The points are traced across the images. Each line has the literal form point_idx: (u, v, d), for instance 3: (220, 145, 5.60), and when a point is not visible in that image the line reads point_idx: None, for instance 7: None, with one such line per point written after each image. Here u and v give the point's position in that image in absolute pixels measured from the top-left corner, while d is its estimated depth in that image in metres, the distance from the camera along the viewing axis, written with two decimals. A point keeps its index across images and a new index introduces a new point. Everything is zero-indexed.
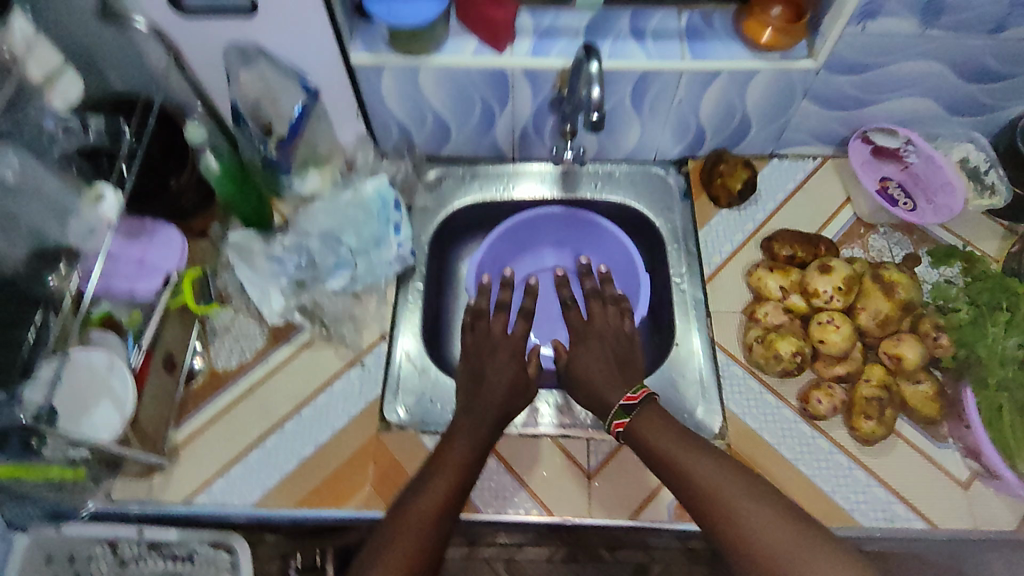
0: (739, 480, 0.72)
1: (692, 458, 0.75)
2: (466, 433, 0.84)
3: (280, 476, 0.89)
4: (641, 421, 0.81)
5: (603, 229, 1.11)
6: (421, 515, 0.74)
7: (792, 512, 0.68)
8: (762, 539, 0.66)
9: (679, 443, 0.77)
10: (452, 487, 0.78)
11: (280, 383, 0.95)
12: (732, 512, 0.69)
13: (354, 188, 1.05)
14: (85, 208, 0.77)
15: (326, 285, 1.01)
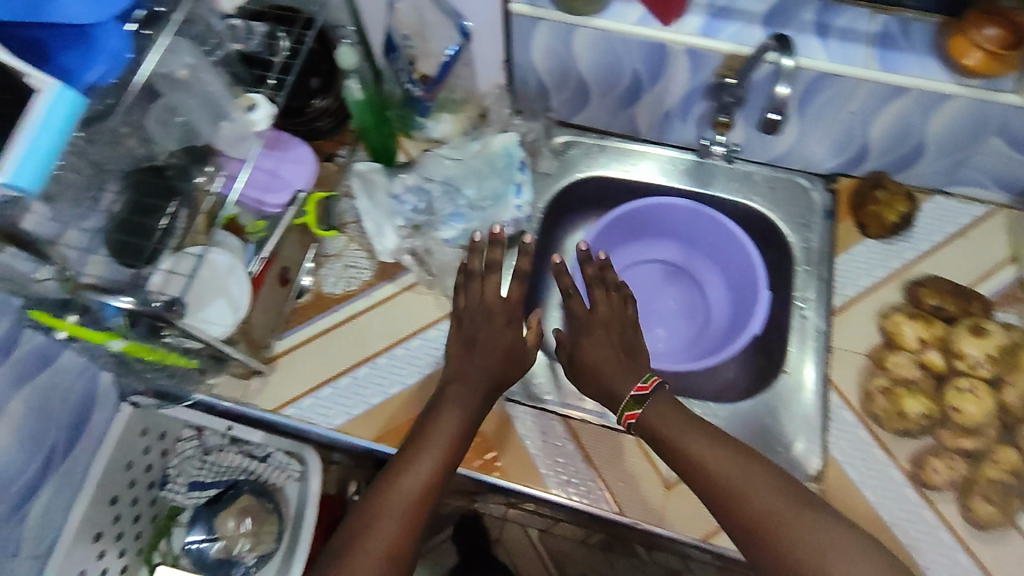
0: (743, 462, 0.69)
1: (693, 439, 0.72)
2: (465, 397, 0.83)
3: (365, 408, 0.90)
4: (644, 412, 0.77)
5: (729, 235, 1.03)
6: (422, 477, 0.74)
7: (799, 498, 0.66)
8: (773, 527, 0.64)
9: (680, 426, 0.74)
10: (449, 452, 0.77)
11: (377, 320, 0.96)
12: (738, 495, 0.67)
13: (483, 140, 1.02)
14: (238, 115, 0.77)
15: (439, 233, 1.01)
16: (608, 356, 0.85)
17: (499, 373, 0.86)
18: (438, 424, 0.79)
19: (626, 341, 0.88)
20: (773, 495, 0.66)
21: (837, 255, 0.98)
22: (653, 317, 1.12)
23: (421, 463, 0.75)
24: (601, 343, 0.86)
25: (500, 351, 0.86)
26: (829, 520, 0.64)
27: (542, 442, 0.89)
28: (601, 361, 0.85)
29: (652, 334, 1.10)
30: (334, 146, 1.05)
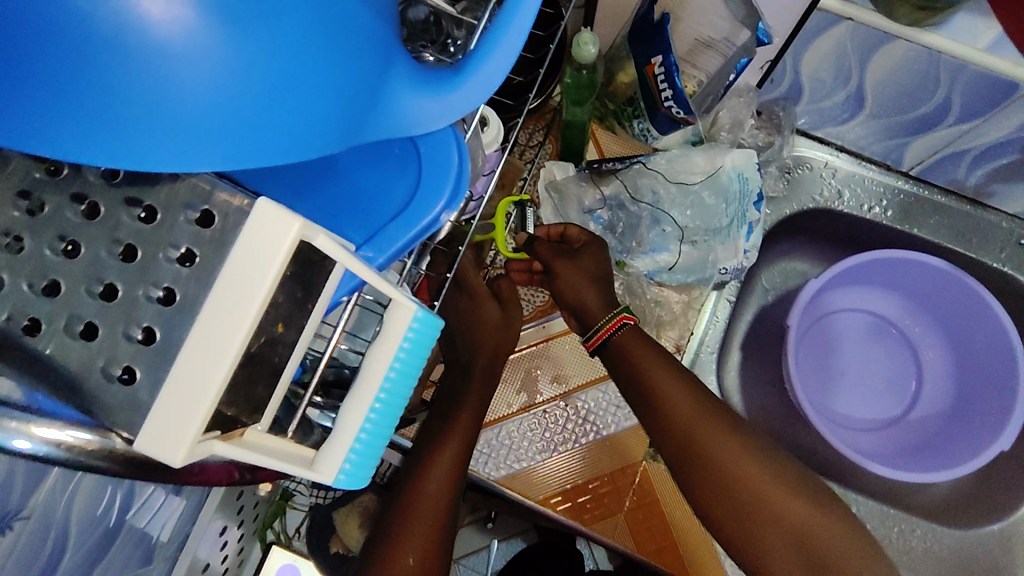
0: (699, 411, 0.67)
1: (671, 387, 0.68)
2: (453, 445, 0.67)
3: (534, 464, 0.80)
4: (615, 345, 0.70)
5: (990, 314, 0.84)
6: (412, 559, 0.61)
7: (746, 442, 0.66)
8: (723, 482, 0.64)
9: (645, 361, 0.69)
10: (437, 525, 0.64)
11: (549, 357, 0.83)
12: (693, 446, 0.65)
13: (712, 150, 0.80)
14: None
15: (637, 265, 0.82)
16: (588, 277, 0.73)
17: (484, 393, 0.72)
18: (420, 493, 0.64)
19: (606, 272, 0.75)
20: (729, 448, 0.65)
21: None
22: (853, 391, 0.93)
23: (406, 547, 0.62)
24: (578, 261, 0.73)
25: (482, 361, 0.74)
26: (776, 467, 0.65)
27: None
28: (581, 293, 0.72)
29: (850, 417, 0.92)
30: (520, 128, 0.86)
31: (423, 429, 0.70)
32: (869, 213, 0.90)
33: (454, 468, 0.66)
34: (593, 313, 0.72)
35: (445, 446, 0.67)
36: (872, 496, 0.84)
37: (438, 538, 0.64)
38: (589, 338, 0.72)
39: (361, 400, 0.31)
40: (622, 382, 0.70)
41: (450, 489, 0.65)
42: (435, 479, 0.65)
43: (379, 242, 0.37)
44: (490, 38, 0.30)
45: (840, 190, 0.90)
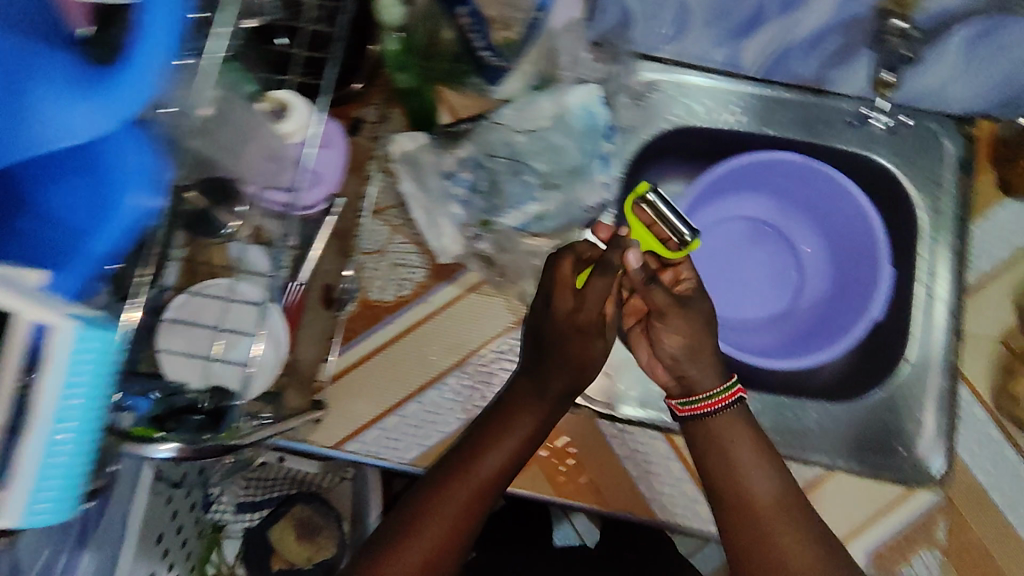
0: (763, 490, 0.71)
1: (759, 472, 0.72)
2: (511, 447, 0.72)
3: (440, 437, 0.80)
4: (728, 411, 0.73)
5: (845, 194, 0.88)
6: (433, 539, 0.68)
7: (784, 484, 0.72)
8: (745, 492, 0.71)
9: (745, 454, 0.72)
10: (468, 513, 0.70)
11: (438, 328, 0.82)
12: (745, 463, 0.72)
13: (558, 92, 0.80)
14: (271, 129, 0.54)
15: (505, 219, 0.82)
16: (694, 347, 0.73)
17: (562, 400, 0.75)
18: (464, 481, 0.71)
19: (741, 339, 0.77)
20: (771, 477, 0.72)
21: (972, 219, 0.85)
22: (741, 296, 0.96)
23: (433, 525, 0.69)
24: (688, 339, 0.73)
25: (573, 374, 0.75)
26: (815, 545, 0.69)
27: (646, 462, 0.81)
28: (689, 368, 0.74)
29: (741, 321, 0.95)
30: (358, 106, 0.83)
31: (485, 418, 0.75)
32: (724, 121, 0.90)
33: (503, 470, 0.72)
34: (692, 381, 0.74)
35: (496, 447, 0.72)
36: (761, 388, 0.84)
37: (463, 526, 0.70)
38: (679, 397, 0.76)
39: (34, 437, 0.36)
40: (692, 444, 0.75)
41: (489, 487, 0.71)
42: (481, 475, 0.71)
43: (81, 259, 0.43)
44: (140, 38, 0.39)
45: (694, 104, 0.89)
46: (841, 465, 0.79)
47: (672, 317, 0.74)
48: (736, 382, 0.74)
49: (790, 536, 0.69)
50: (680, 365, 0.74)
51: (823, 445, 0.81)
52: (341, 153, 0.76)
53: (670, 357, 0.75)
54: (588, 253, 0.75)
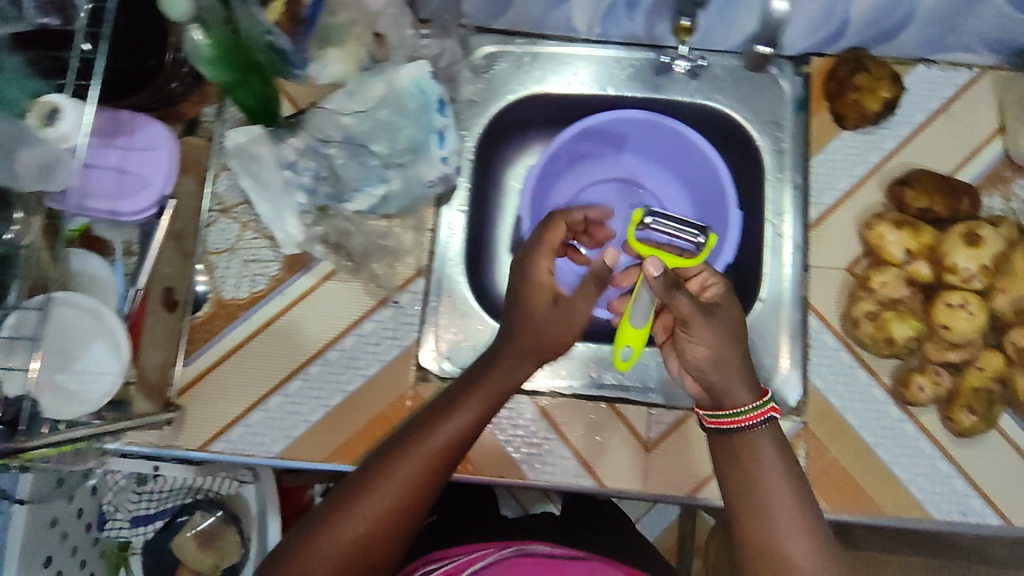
0: (788, 513, 0.66)
1: (779, 489, 0.67)
2: (462, 418, 0.68)
3: (307, 427, 0.81)
4: (750, 432, 0.69)
5: (692, 145, 0.89)
6: (371, 517, 0.63)
7: (794, 471, 0.68)
8: (745, 474, 0.68)
9: (762, 467, 0.68)
10: (415, 493, 0.64)
11: (296, 320, 0.83)
12: (750, 446, 0.69)
13: (387, 72, 0.79)
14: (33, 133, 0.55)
15: (350, 204, 0.82)
16: (721, 357, 0.70)
17: (519, 374, 0.72)
18: (412, 454, 0.65)
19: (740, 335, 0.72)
20: (772, 454, 0.68)
21: (811, 154, 0.87)
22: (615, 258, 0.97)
23: (371, 503, 0.63)
24: (715, 350, 0.70)
25: (546, 346, 0.73)
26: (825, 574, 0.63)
27: (510, 427, 0.82)
28: (714, 377, 0.71)
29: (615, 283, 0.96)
30: (197, 106, 0.83)
31: (451, 393, 0.71)
32: (565, 85, 0.91)
33: (452, 445, 0.66)
34: (721, 393, 0.70)
35: (446, 420, 0.67)
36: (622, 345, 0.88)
37: (405, 508, 0.64)
38: (709, 410, 0.72)
39: None
40: (722, 461, 0.71)
41: (439, 466, 0.66)
42: (428, 448, 0.66)
43: None
44: None
45: (535, 72, 0.90)
46: None
47: (698, 329, 0.70)
48: (770, 400, 0.69)
49: (784, 526, 0.65)
50: (705, 375, 0.71)
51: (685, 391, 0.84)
52: (168, 156, 0.76)
53: (698, 367, 0.72)
54: (603, 272, 0.74)
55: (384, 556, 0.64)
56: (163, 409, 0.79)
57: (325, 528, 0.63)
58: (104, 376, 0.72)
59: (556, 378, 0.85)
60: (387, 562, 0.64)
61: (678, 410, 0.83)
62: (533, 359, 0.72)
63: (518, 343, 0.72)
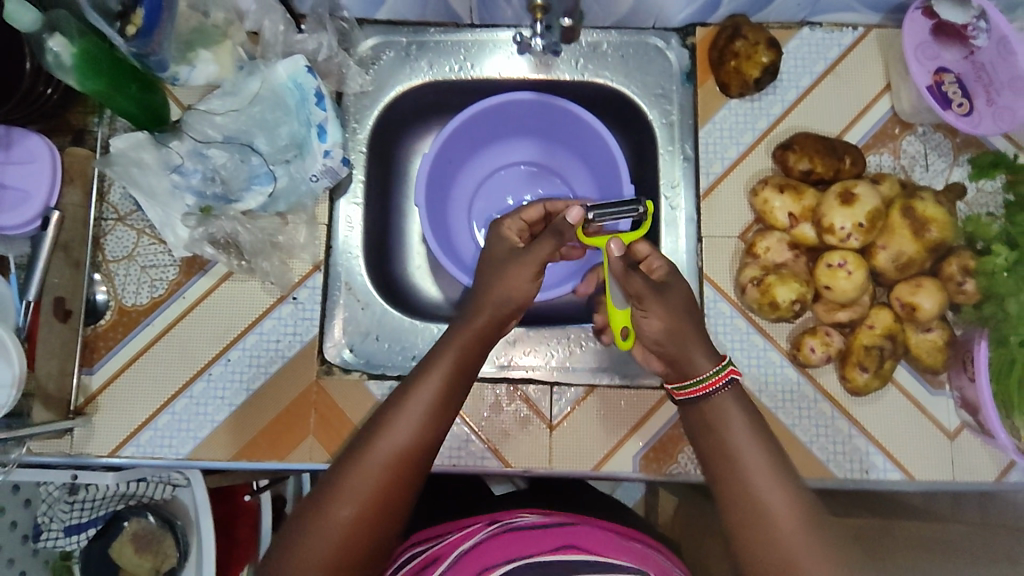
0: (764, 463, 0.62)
1: (750, 442, 0.63)
2: (445, 373, 0.65)
3: (213, 426, 0.82)
4: (716, 398, 0.65)
5: (583, 122, 0.90)
6: (373, 487, 0.59)
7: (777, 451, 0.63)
8: (727, 463, 0.63)
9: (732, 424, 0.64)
10: (412, 456, 0.61)
11: (197, 322, 0.84)
12: (727, 432, 0.64)
13: (263, 70, 0.81)
14: None
15: (239, 204, 0.83)
16: (674, 328, 0.67)
17: (489, 332, 0.69)
18: (401, 419, 0.62)
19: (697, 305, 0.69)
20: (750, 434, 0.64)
21: (699, 125, 0.88)
22: None
23: (366, 474, 0.59)
24: (669, 319, 0.66)
25: (510, 309, 0.71)
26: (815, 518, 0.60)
27: None
28: (669, 348, 0.67)
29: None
30: (83, 116, 0.84)
31: (430, 352, 0.68)
32: (454, 72, 0.90)
33: (438, 403, 0.63)
34: (679, 361, 0.67)
35: (428, 379, 0.64)
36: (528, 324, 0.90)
37: (403, 475, 0.60)
38: (675, 384, 0.68)
39: None
40: (694, 433, 0.67)
41: (431, 425, 0.62)
42: (417, 412, 0.62)
43: None
44: None
45: (422, 62, 0.90)
46: (603, 384, 0.84)
47: (652, 301, 0.68)
48: (727, 364, 0.66)
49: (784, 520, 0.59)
50: (661, 347, 0.67)
51: (586, 367, 0.86)
52: (49, 167, 0.77)
53: (655, 339, 0.68)
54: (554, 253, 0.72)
55: (390, 524, 0.60)
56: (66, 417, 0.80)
57: (324, 506, 0.59)
58: None
59: None
60: (391, 531, 0.61)
61: (579, 386, 0.83)
62: (493, 317, 0.70)
63: (487, 312, 0.69)
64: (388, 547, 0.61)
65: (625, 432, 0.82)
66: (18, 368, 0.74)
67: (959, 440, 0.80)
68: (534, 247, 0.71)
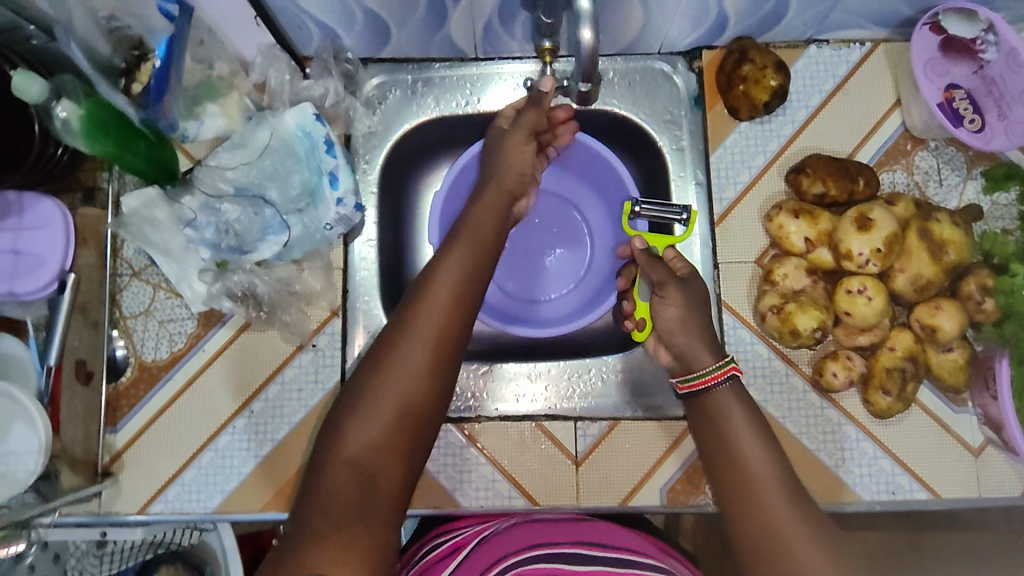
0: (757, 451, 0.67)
1: (745, 427, 0.69)
2: (461, 260, 0.68)
3: (239, 479, 0.82)
4: (714, 390, 0.71)
5: (593, 152, 0.89)
6: (409, 370, 0.62)
7: (785, 472, 0.65)
8: (738, 485, 0.65)
9: (732, 413, 0.70)
10: (444, 338, 0.63)
11: (218, 374, 0.84)
12: (738, 461, 0.66)
13: (272, 121, 0.81)
14: None
15: (255, 254, 0.83)
16: (687, 318, 0.76)
17: (500, 204, 0.75)
18: (426, 306, 0.64)
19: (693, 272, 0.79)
20: (759, 458, 0.66)
21: (710, 150, 0.88)
22: (529, 274, 0.96)
23: (402, 357, 0.62)
24: (683, 309, 0.76)
25: (516, 179, 0.77)
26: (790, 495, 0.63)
27: (439, 456, 0.84)
28: (681, 340, 0.75)
29: (528, 299, 0.96)
30: (93, 174, 0.83)
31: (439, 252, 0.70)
32: (459, 107, 0.90)
33: (455, 297, 0.65)
34: (690, 357, 0.74)
35: (445, 267, 0.67)
36: (550, 358, 0.89)
37: (436, 355, 0.63)
38: (682, 377, 0.75)
39: None
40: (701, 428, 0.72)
41: (457, 311, 0.65)
42: (440, 295, 0.65)
43: None
44: None
45: (427, 99, 0.89)
46: (626, 416, 0.84)
47: (672, 290, 0.77)
48: (729, 361, 0.72)
49: (796, 537, 0.60)
50: (673, 337, 0.76)
51: (609, 400, 0.86)
52: (62, 229, 0.77)
53: (667, 330, 0.77)
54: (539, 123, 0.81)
55: (432, 404, 0.62)
56: (93, 480, 0.81)
57: (366, 394, 0.61)
58: (26, 454, 0.74)
59: (483, 403, 0.86)
60: (434, 411, 0.63)
61: (602, 420, 0.84)
62: (502, 186, 0.76)
63: (495, 180, 0.76)
64: (434, 427, 0.63)
65: (650, 465, 0.83)
66: (44, 434, 0.74)
67: (984, 457, 0.81)
68: (524, 116, 0.80)
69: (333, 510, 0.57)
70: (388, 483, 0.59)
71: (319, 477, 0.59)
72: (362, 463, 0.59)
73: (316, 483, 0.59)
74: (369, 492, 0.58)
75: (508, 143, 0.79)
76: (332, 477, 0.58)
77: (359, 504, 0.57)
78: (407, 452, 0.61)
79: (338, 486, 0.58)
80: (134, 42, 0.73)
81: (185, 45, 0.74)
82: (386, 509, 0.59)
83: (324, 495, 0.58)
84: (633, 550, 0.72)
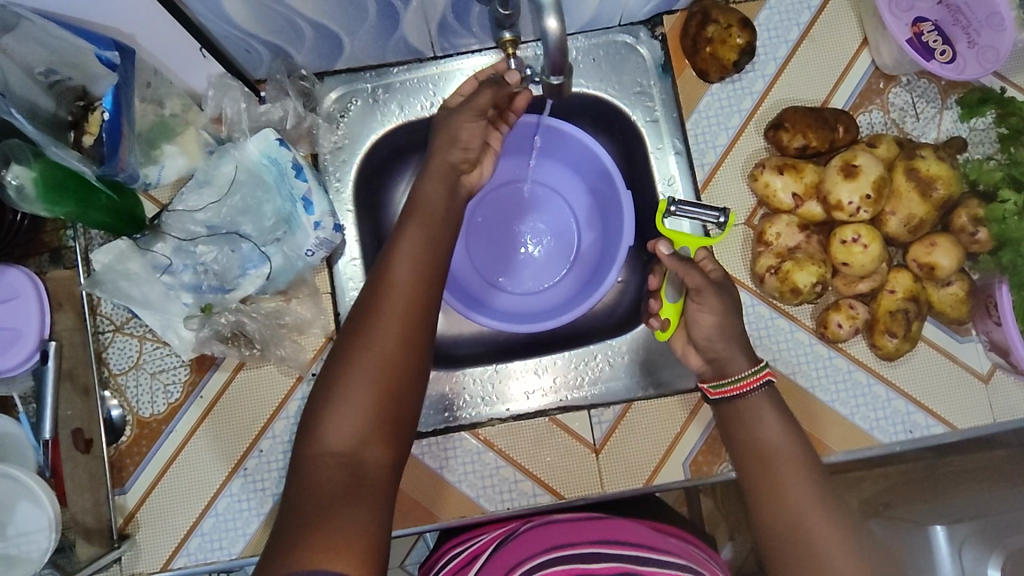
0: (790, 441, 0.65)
1: (773, 413, 0.67)
2: (424, 235, 0.64)
3: (259, 521, 0.80)
4: (749, 397, 0.68)
5: (566, 134, 0.87)
6: (381, 353, 0.57)
7: (823, 491, 0.61)
8: (768, 484, 0.62)
9: (762, 404, 0.67)
10: (411, 319, 0.59)
11: (221, 418, 0.81)
12: (773, 482, 0.62)
13: (234, 152, 0.79)
14: None
15: (239, 291, 0.80)
16: (727, 323, 0.71)
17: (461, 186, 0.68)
18: (393, 279, 0.60)
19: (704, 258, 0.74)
20: (791, 481, 0.62)
21: (686, 116, 0.86)
22: (517, 265, 0.94)
23: (373, 341, 0.57)
24: (720, 316, 0.71)
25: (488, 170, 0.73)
26: (817, 489, 0.61)
27: (459, 466, 0.82)
28: (718, 346, 0.72)
29: (519, 291, 0.94)
30: (56, 233, 0.81)
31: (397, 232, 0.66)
32: (425, 109, 0.86)
33: (424, 268, 0.62)
34: (725, 361, 0.71)
35: (405, 248, 0.62)
36: (553, 351, 0.87)
37: (408, 334, 0.58)
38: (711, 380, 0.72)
39: None
40: (728, 429, 0.69)
41: (426, 288, 0.61)
42: (407, 270, 0.61)
43: None
44: None
45: (390, 106, 0.86)
46: (639, 398, 0.84)
47: (709, 296, 0.71)
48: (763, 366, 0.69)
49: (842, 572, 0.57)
50: (712, 344, 0.72)
51: (620, 383, 0.85)
52: (34, 298, 0.75)
53: (704, 338, 0.73)
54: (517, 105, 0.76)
55: (409, 384, 0.57)
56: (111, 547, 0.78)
57: (340, 382, 0.56)
58: (38, 532, 0.72)
59: (494, 405, 0.85)
60: (416, 392, 0.58)
61: (616, 405, 0.83)
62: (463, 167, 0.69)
63: (440, 159, 0.70)
64: (417, 406, 0.58)
65: (668, 443, 0.82)
66: (51, 510, 0.72)
67: (995, 382, 0.81)
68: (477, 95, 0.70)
69: (317, 500, 0.51)
70: (374, 472, 0.54)
71: (299, 469, 0.54)
72: (346, 450, 0.54)
73: (296, 481, 0.54)
74: (356, 479, 0.53)
75: (458, 120, 0.71)
76: (314, 467, 0.53)
77: (345, 490, 0.52)
78: (392, 434, 0.56)
79: (322, 476, 0.53)
80: (77, 92, 0.68)
81: (134, 95, 0.71)
82: (376, 494, 0.53)
83: (306, 487, 0.52)
84: (648, 546, 0.68)
